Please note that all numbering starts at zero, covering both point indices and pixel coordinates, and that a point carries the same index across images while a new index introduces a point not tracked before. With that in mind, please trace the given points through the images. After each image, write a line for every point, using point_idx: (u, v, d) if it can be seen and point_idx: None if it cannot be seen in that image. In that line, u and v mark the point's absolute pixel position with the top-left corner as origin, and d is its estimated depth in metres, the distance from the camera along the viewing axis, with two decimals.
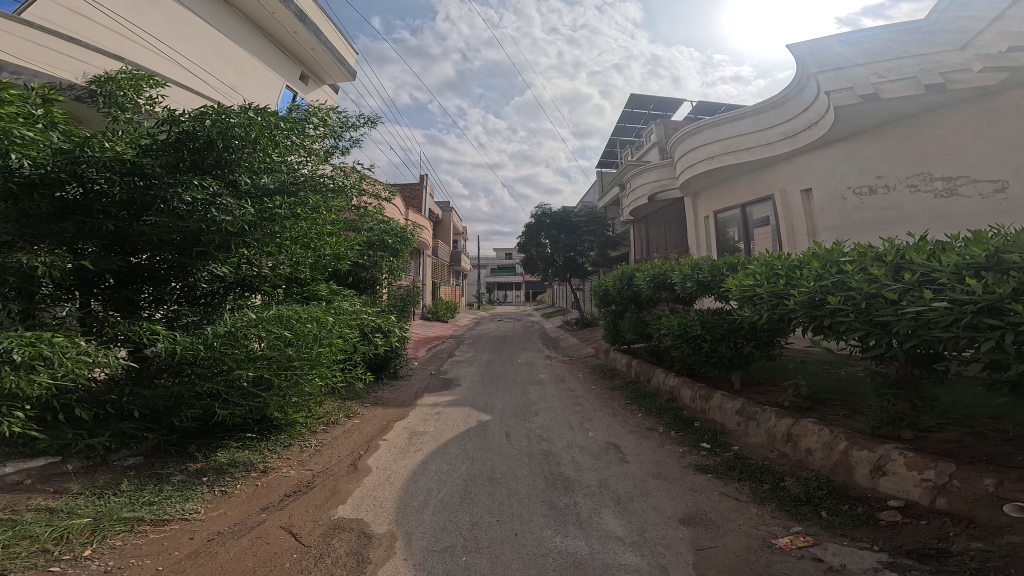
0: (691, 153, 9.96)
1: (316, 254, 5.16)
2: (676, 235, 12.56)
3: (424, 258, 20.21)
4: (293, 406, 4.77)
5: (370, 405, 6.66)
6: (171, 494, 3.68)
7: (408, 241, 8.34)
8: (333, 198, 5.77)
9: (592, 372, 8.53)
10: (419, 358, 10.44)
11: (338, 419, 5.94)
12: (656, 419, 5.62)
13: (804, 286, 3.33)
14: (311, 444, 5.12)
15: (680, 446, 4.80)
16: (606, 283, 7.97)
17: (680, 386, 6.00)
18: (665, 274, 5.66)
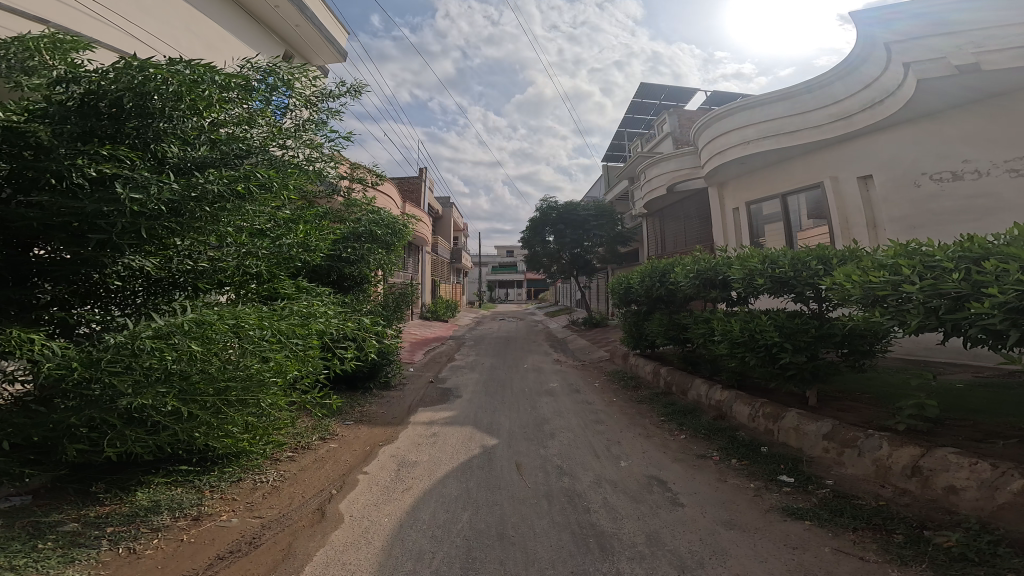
0: (719, 139, 8.86)
1: (275, 244, 4.02)
2: (697, 230, 11.46)
3: (423, 256, 19.11)
4: (239, 434, 3.67)
5: (352, 424, 5.58)
6: (46, 556, 2.60)
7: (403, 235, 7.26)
8: (301, 178, 4.64)
9: (610, 380, 7.46)
10: (415, 364, 9.32)
11: (307, 442, 4.86)
12: (705, 442, 4.55)
13: (1005, 281, 2.28)
14: (267, 478, 4.03)
15: (746, 480, 3.75)
16: (628, 279, 6.90)
17: (729, 401, 4.93)
18: (714, 270, 4.57)
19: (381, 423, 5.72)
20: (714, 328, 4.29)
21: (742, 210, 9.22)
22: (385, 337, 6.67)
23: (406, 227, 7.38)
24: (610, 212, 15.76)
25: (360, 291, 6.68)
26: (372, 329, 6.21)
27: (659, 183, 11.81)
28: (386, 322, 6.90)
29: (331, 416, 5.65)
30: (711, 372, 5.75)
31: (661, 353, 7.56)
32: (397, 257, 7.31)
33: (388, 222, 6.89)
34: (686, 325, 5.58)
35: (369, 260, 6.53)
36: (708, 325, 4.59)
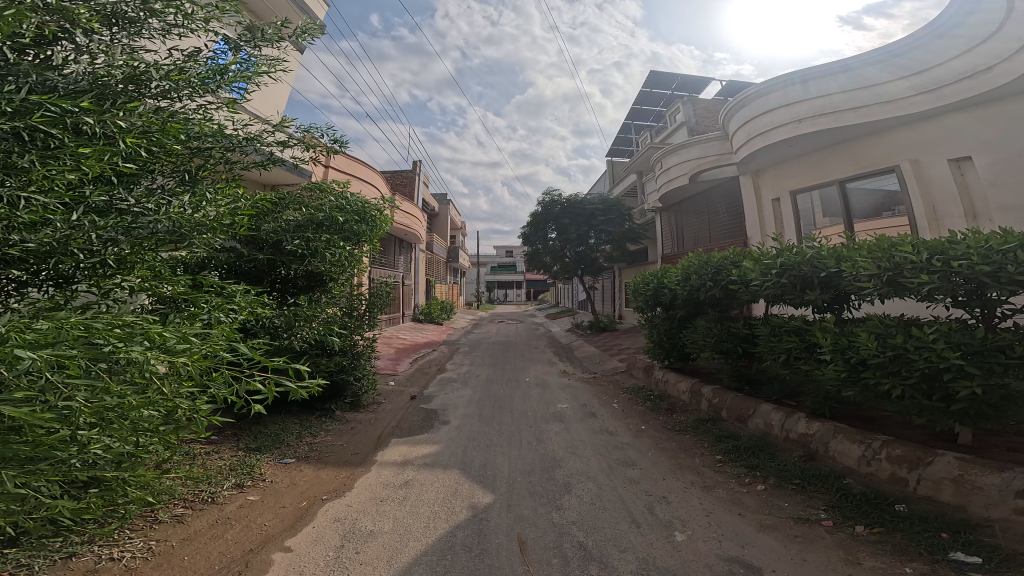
0: (755, 121, 7.53)
1: (133, 223, 2.64)
2: (725, 227, 10.05)
3: (414, 254, 17.57)
4: (49, 509, 2.23)
5: (292, 462, 4.13)
6: None
7: (378, 228, 5.80)
8: (193, 126, 3.28)
9: (633, 399, 6.02)
10: (396, 375, 7.81)
11: (212, 496, 3.42)
12: (799, 500, 3.14)
13: None
14: (116, 556, 2.61)
15: (893, 564, 2.36)
16: (656, 276, 5.48)
17: (822, 436, 3.55)
18: (812, 262, 3.17)
19: (331, 462, 4.24)
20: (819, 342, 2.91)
21: (784, 200, 7.91)
22: (343, 339, 5.19)
23: (385, 218, 5.91)
24: (619, 206, 14.29)
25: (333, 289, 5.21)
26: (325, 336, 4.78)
27: (681, 173, 10.38)
28: (352, 326, 5.38)
29: (259, 450, 4.18)
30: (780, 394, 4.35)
31: (696, 366, 6.13)
32: (368, 249, 5.83)
33: (361, 208, 5.40)
34: (749, 335, 4.18)
35: (333, 250, 4.95)
36: (803, 338, 3.25)
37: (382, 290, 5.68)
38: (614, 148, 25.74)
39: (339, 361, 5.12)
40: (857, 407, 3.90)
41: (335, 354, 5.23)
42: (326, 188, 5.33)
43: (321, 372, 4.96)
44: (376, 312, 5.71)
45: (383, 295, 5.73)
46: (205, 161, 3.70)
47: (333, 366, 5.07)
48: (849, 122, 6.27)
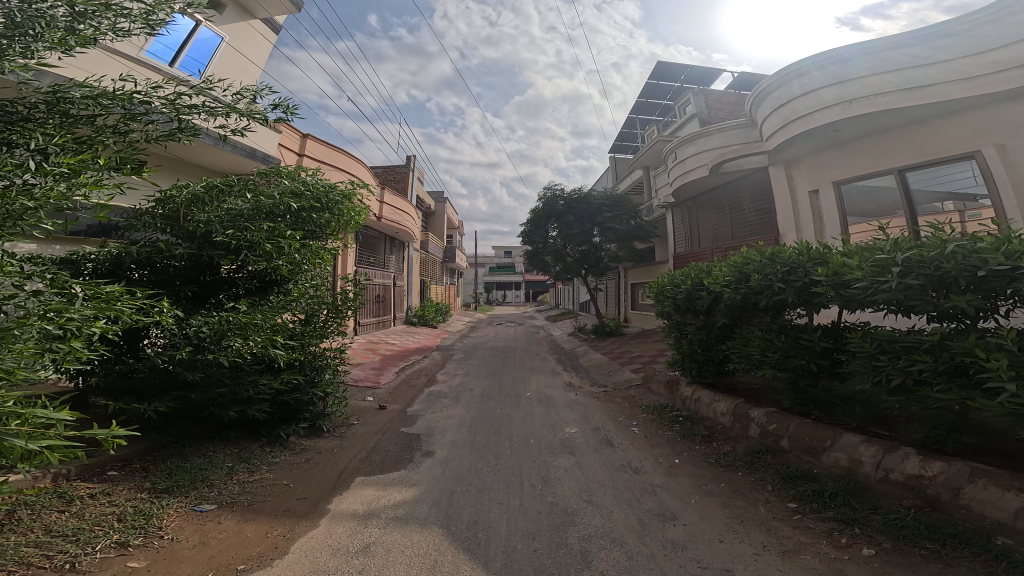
0: (793, 103, 6.71)
1: None
2: (751, 225, 9.06)
3: (407, 254, 16.50)
4: None
5: (211, 509, 3.09)
6: None
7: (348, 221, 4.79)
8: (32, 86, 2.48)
9: (657, 420, 5.01)
10: (379, 389, 6.71)
11: (73, 560, 2.38)
12: (937, 574, 2.16)
13: None
14: None
15: None
16: (691, 276, 4.49)
17: (948, 480, 2.56)
18: (957, 257, 2.29)
19: (266, 510, 3.19)
20: (987, 364, 2.06)
21: (824, 191, 7.08)
22: (299, 351, 4.08)
23: (356, 208, 4.89)
24: (626, 201, 13.24)
25: (296, 291, 4.16)
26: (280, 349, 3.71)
27: (699, 165, 9.43)
28: (311, 335, 4.29)
29: (169, 494, 3.14)
30: (862, 420, 3.35)
31: (732, 380, 5.12)
32: (334, 244, 4.79)
33: (326, 194, 4.39)
34: (828, 349, 3.20)
35: (293, 242, 3.89)
36: (940, 357, 2.34)
37: (350, 293, 4.61)
38: (617, 143, 24.75)
39: (290, 379, 4.05)
40: (977, 439, 2.92)
41: (283, 370, 4.06)
42: (286, 172, 4.39)
43: (262, 395, 3.78)
44: (345, 319, 4.64)
45: (353, 298, 4.68)
46: (91, 133, 2.82)
47: (285, 382, 4.01)
48: (915, 102, 5.56)
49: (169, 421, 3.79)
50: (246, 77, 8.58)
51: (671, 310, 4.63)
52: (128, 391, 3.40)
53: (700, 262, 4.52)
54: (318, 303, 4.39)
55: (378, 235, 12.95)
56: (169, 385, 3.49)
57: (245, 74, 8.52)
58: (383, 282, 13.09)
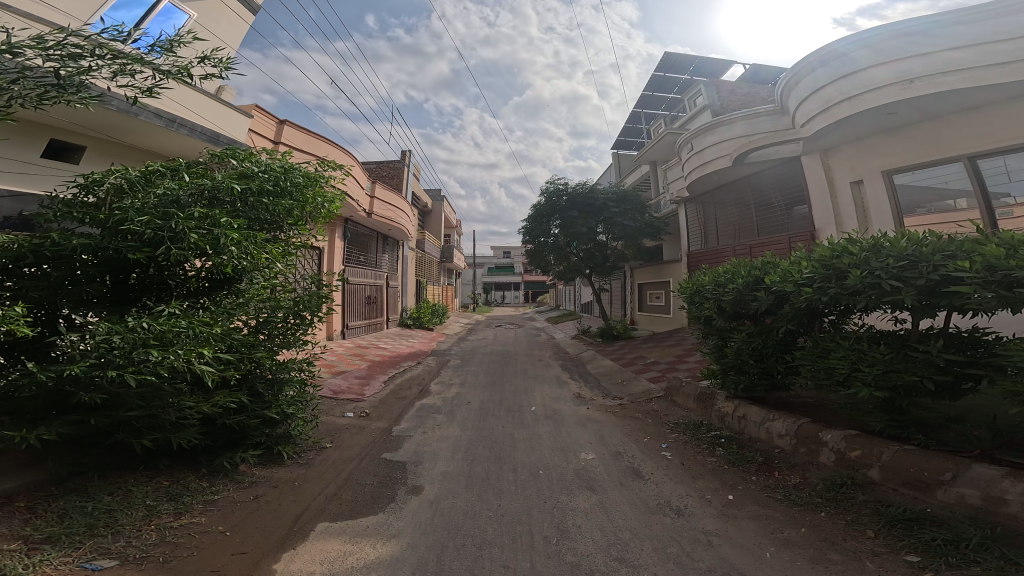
0: (827, 91, 6.28)
1: None
2: (781, 222, 8.35)
3: (401, 253, 15.61)
4: None
5: (107, 567, 2.28)
6: None
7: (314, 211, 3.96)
8: None
9: (694, 442, 4.18)
10: (360, 401, 5.83)
11: None
12: None
13: None
14: None
15: None
16: (742, 273, 3.70)
17: None
18: None
19: (186, 572, 2.35)
20: None
21: (871, 182, 6.53)
22: (245, 364, 3.15)
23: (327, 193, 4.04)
24: (634, 196, 12.38)
25: (250, 292, 3.33)
26: (217, 363, 2.81)
27: (719, 156, 8.69)
28: (265, 346, 3.38)
29: (51, 544, 2.34)
30: (988, 448, 2.59)
31: (781, 394, 4.31)
32: (301, 238, 3.96)
33: (279, 178, 3.58)
34: (956, 363, 2.46)
35: (233, 230, 3.04)
36: None
37: (315, 296, 3.75)
38: (621, 139, 23.85)
39: (234, 401, 3.15)
40: None
41: (223, 389, 3.14)
42: (242, 153, 3.62)
43: (186, 422, 2.85)
44: (310, 326, 3.76)
45: (322, 302, 3.82)
46: None
47: (232, 403, 3.14)
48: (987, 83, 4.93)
49: (80, 449, 2.96)
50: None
51: (714, 313, 3.84)
52: (14, 410, 2.63)
53: (752, 259, 3.74)
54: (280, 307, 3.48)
55: (369, 232, 12.09)
56: (63, 405, 2.66)
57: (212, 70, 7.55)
58: (374, 282, 12.21)
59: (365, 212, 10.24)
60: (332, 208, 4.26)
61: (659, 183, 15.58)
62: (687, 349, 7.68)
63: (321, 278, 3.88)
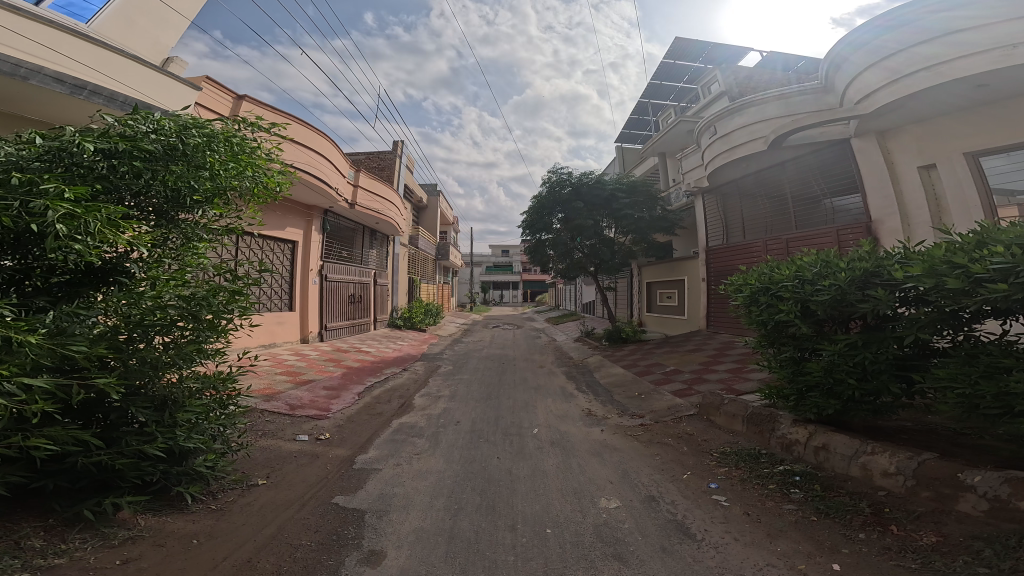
0: (883, 67, 5.53)
1: None
2: (826, 214, 7.35)
3: (390, 249, 14.47)
4: None
5: None
6: None
7: (229, 186, 2.91)
8: None
9: (756, 482, 3.14)
10: (317, 420, 4.69)
11: None
12: None
13: None
14: None
15: None
16: (843, 266, 2.74)
17: None
18: None
19: None
20: None
21: (948, 166, 5.63)
22: (85, 394, 2.07)
23: (253, 159, 2.98)
24: (644, 187, 11.32)
25: (118, 290, 2.28)
26: (23, 392, 1.76)
27: (752, 140, 7.71)
28: (134, 367, 2.32)
29: None
30: None
31: (869, 419, 3.30)
32: (215, 220, 2.93)
33: (165, 138, 2.56)
34: None
35: (64, 201, 1.98)
36: None
37: (218, 291, 2.71)
38: (626, 133, 22.76)
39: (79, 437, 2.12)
40: None
41: (42, 425, 2.07)
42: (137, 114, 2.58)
43: None
44: (214, 334, 2.69)
45: (235, 301, 2.78)
46: None
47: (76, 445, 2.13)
48: None
49: None
50: (156, 49, 6.36)
51: (796, 315, 2.87)
52: None
53: (858, 255, 2.77)
54: (166, 310, 2.40)
55: (354, 225, 11.02)
56: None
57: (154, 45, 6.32)
58: (358, 279, 11.11)
59: (346, 203, 9.20)
60: (269, 184, 3.22)
61: (669, 175, 14.52)
62: (714, 356, 6.63)
63: (230, 269, 2.85)
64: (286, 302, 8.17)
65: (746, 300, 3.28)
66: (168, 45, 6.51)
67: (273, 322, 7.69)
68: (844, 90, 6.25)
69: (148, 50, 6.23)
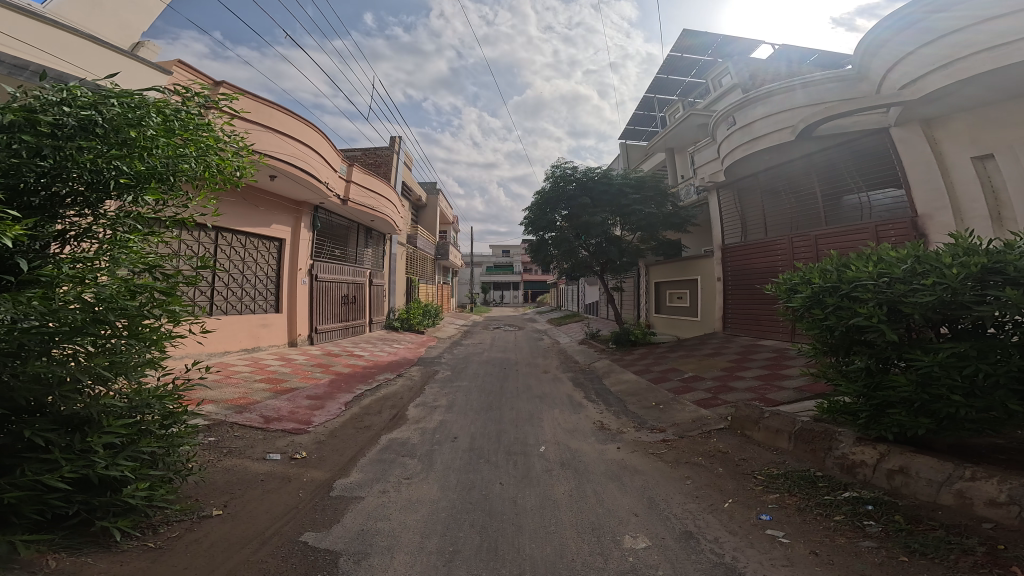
0: (933, 48, 5.09)
1: None
2: (862, 209, 6.89)
3: (387, 247, 13.90)
4: None
5: None
6: None
7: (173, 167, 2.42)
8: None
9: (821, 512, 2.64)
10: (296, 437, 4.13)
11: None
12: None
13: None
14: None
15: None
16: (949, 262, 2.38)
17: None
18: None
19: None
20: None
21: (1011, 156, 5.09)
22: None
23: (197, 135, 2.50)
24: (654, 182, 10.79)
25: None
26: None
27: (778, 130, 7.17)
28: (16, 386, 1.81)
29: None
30: None
31: (952, 437, 2.85)
32: (154, 207, 2.42)
33: (76, 110, 2.11)
34: None
35: None
36: None
37: (141, 292, 2.16)
38: (630, 129, 22.24)
39: None
40: None
41: None
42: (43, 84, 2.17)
43: None
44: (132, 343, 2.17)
45: (162, 305, 2.27)
46: None
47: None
48: None
49: None
50: (126, 33, 5.79)
51: (880, 319, 2.56)
52: None
53: (961, 253, 2.42)
54: (64, 316, 1.86)
55: (348, 223, 10.46)
56: None
57: (122, 28, 5.74)
58: (352, 280, 10.56)
59: (339, 199, 8.67)
60: (224, 166, 2.75)
61: (677, 172, 13.99)
62: (737, 360, 6.12)
63: (160, 264, 2.30)
64: (271, 302, 7.64)
65: (809, 301, 3.04)
66: (138, 26, 5.91)
67: (256, 325, 7.17)
68: (889, 74, 5.74)
69: (116, 34, 5.66)
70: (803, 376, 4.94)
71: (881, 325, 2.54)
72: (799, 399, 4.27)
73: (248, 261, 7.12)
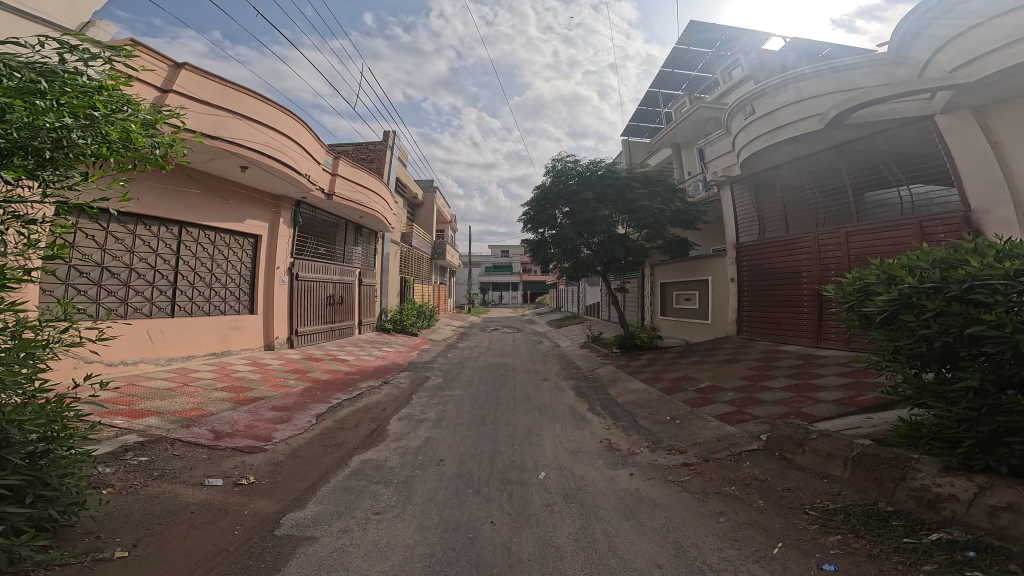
0: (994, 26, 4.62)
1: None
2: (902, 203, 6.24)
3: (380, 245, 13.28)
4: None
5: None
6: None
7: (53, 140, 1.97)
8: None
9: (905, 561, 2.03)
10: (249, 457, 3.51)
11: None
12: None
13: None
14: None
15: None
16: None
17: None
18: None
19: None
20: None
21: None
22: None
23: (77, 100, 2.00)
24: (661, 177, 10.20)
25: None
26: None
27: (806, 117, 6.56)
28: None
29: None
30: None
31: None
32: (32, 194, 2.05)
33: None
34: None
35: None
36: None
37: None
38: (633, 125, 21.62)
39: None
40: None
41: None
42: None
43: None
44: None
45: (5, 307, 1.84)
46: None
47: None
48: None
49: None
50: (75, 11, 4.96)
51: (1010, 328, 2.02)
52: None
53: None
54: None
55: (335, 219, 9.85)
56: None
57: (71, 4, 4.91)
58: (339, 279, 9.94)
59: (322, 193, 8.07)
60: (134, 140, 2.23)
61: (685, 168, 13.47)
62: (760, 368, 5.52)
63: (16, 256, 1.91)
64: (245, 302, 7.04)
65: (897, 305, 2.50)
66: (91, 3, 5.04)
67: (225, 327, 6.57)
68: (940, 53, 5.22)
69: (61, 12, 4.83)
70: (841, 388, 4.34)
71: (1018, 335, 1.98)
72: (843, 415, 3.68)
73: (218, 258, 6.54)
